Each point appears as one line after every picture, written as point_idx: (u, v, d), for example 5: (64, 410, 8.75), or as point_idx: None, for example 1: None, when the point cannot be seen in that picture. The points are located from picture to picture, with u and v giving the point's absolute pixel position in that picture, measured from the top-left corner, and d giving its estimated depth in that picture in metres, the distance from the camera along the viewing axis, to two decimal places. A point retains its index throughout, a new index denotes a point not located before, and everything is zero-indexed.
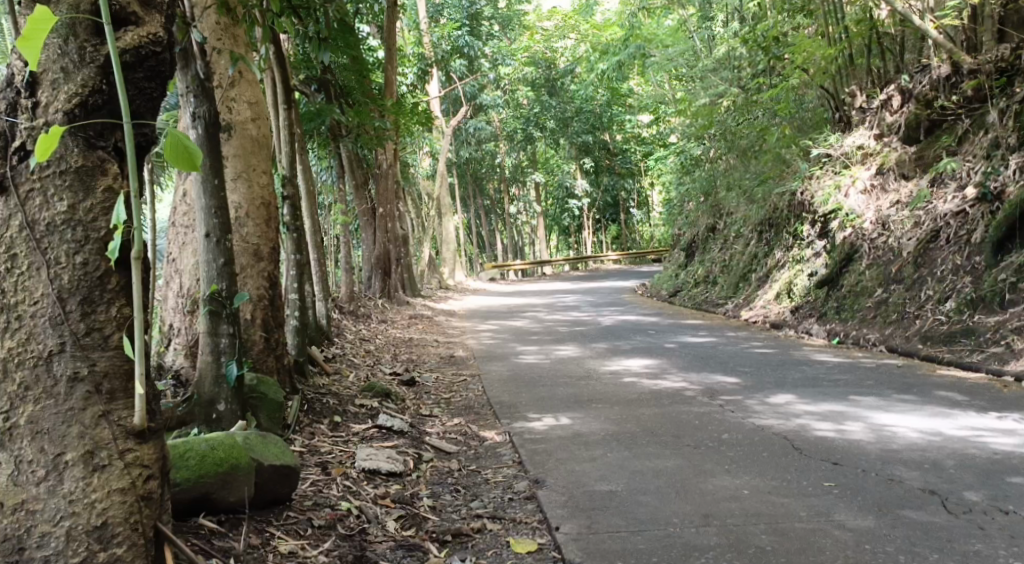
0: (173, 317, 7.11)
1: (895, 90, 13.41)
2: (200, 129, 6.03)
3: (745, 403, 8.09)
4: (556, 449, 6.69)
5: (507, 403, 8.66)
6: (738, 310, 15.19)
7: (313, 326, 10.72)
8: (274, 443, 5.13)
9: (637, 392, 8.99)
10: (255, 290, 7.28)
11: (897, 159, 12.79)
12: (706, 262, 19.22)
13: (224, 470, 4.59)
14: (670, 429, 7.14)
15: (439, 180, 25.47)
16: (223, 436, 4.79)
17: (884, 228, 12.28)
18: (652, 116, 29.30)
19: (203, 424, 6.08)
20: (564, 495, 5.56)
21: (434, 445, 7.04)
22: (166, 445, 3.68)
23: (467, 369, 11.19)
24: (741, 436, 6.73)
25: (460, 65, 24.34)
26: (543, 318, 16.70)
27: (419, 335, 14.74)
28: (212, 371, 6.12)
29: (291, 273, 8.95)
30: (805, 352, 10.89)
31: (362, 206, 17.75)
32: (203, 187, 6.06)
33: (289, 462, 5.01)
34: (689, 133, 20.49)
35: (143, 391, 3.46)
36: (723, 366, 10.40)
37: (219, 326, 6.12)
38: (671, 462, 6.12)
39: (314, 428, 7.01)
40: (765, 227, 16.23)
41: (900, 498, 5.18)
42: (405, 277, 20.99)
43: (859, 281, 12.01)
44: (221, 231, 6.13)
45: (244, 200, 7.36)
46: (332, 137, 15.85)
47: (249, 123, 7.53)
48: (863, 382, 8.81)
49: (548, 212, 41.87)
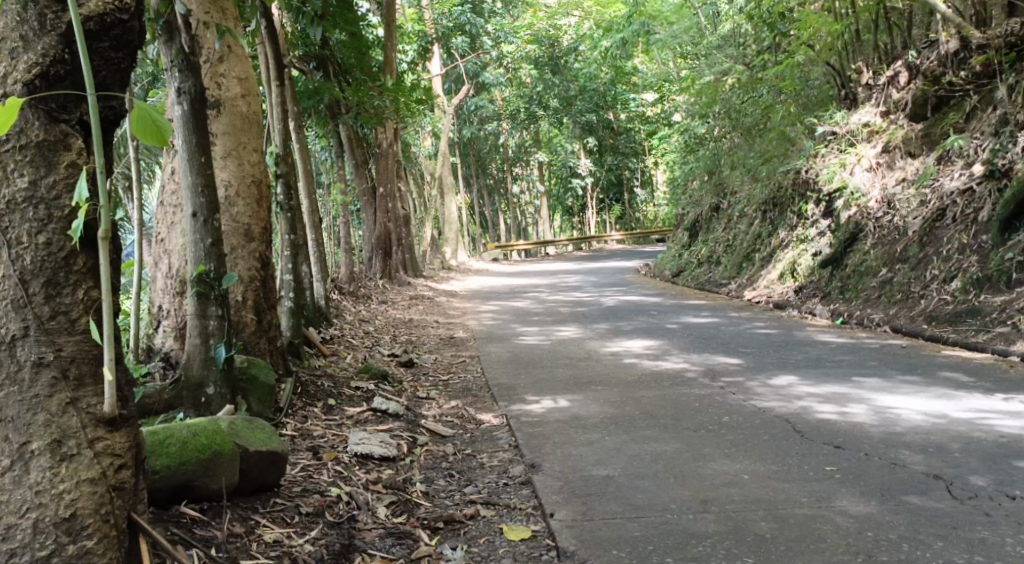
0: (162, 298, 6.97)
1: (902, 66, 13.20)
2: (185, 105, 5.92)
3: (747, 384, 7.97)
4: (553, 433, 6.56)
5: (506, 385, 8.53)
6: (741, 290, 15.04)
7: (310, 307, 10.58)
8: (261, 429, 5.00)
9: (638, 373, 8.86)
10: (247, 271, 7.14)
11: (903, 137, 12.57)
12: (710, 241, 19.05)
13: (206, 457, 4.47)
14: (670, 412, 7.00)
15: (441, 159, 25.26)
16: (208, 422, 4.68)
17: (889, 207, 12.11)
18: (657, 94, 29.03)
19: (191, 407, 5.98)
20: (560, 480, 5.43)
21: (429, 428, 6.91)
22: (141, 432, 3.56)
23: (466, 350, 11.07)
24: (741, 419, 6.60)
25: (463, 42, 24.12)
26: (546, 299, 16.56)
27: (420, 316, 14.61)
28: (200, 354, 6.01)
29: (285, 255, 8.80)
30: (808, 332, 10.74)
31: (363, 185, 17.60)
32: (189, 165, 5.97)
33: (276, 448, 4.89)
34: (693, 112, 20.27)
35: (113, 376, 3.35)
36: (725, 347, 10.26)
37: (207, 307, 6.01)
38: (670, 445, 5.98)
39: (307, 411, 6.89)
40: (769, 206, 16.02)
41: (904, 483, 5.04)
42: (407, 257, 20.86)
43: (863, 261, 11.85)
44: (208, 210, 6.01)
45: (233, 177, 7.21)
46: (330, 116, 15.87)
47: (239, 99, 7.37)
48: (867, 363, 8.66)
49: (552, 191, 41.64)
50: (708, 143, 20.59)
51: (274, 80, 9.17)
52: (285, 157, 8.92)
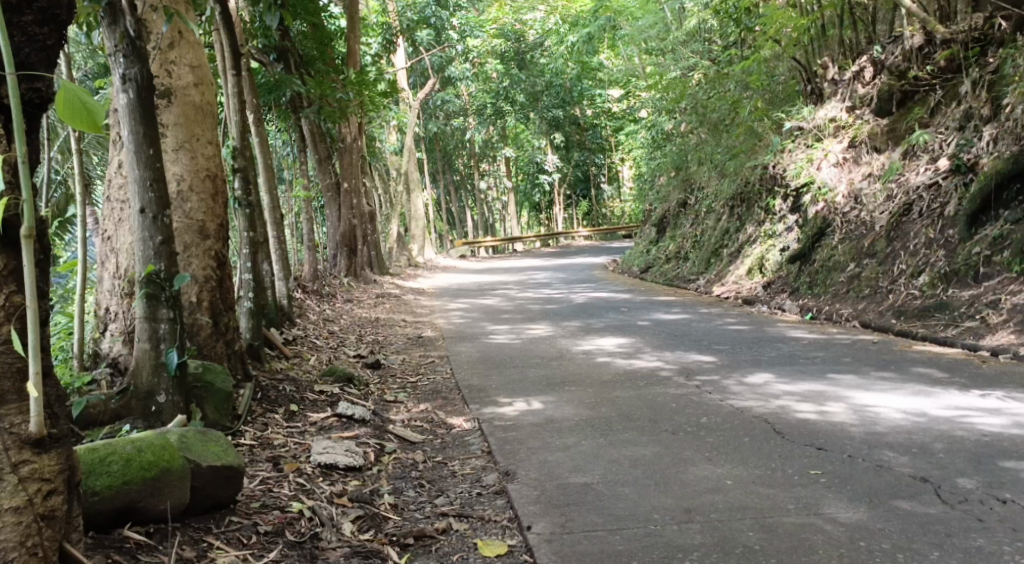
0: (110, 300, 6.66)
1: (867, 62, 13.01)
2: (131, 93, 5.63)
3: (723, 383, 7.73)
4: (526, 437, 6.28)
5: (476, 387, 8.24)
6: (710, 286, 14.86)
7: (272, 307, 10.23)
8: (216, 441, 4.70)
9: (611, 373, 8.60)
10: (201, 270, 6.82)
11: (869, 132, 12.36)
12: (678, 237, 18.83)
13: (152, 475, 4.18)
14: (647, 413, 6.75)
15: (407, 155, 24.86)
16: (156, 438, 4.38)
17: (857, 202, 11.97)
18: (623, 90, 28.81)
19: (141, 417, 5.73)
20: (536, 490, 5.16)
21: (397, 434, 6.61)
22: (76, 453, 3.33)
23: (434, 351, 10.75)
24: (720, 420, 6.36)
25: (427, 36, 23.76)
26: (514, 296, 16.28)
27: (386, 314, 14.28)
28: (150, 360, 5.74)
29: (245, 253, 8.45)
30: (780, 329, 10.56)
31: (326, 181, 17.19)
32: (136, 158, 5.68)
33: (233, 463, 4.58)
34: (660, 107, 20.05)
35: (39, 394, 3.06)
36: (698, 344, 10.05)
37: (157, 310, 5.74)
38: (649, 450, 5.73)
39: (268, 418, 6.57)
40: (737, 202, 15.85)
41: (891, 487, 4.81)
42: (373, 254, 20.47)
43: (832, 256, 11.69)
44: (158, 206, 5.75)
45: (186, 171, 6.88)
46: (292, 109, 15.44)
47: (191, 88, 7.01)
48: (841, 360, 8.47)
49: (519, 187, 41.34)
50: (673, 138, 20.38)
51: (231, 69, 8.82)
52: (242, 150, 8.57)
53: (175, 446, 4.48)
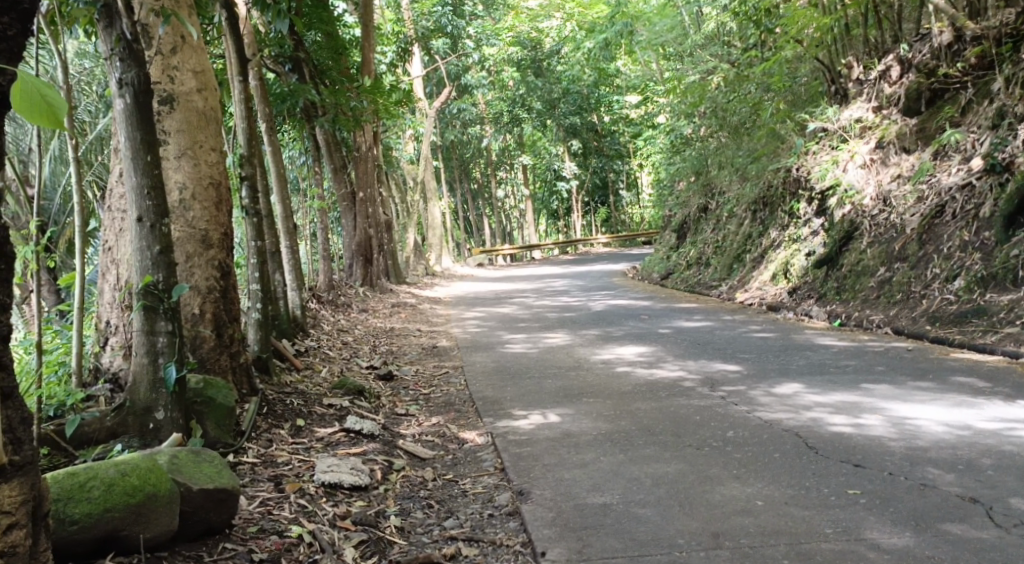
0: (110, 312, 6.40)
1: (893, 60, 12.60)
2: (127, 97, 5.40)
3: (750, 394, 7.39)
4: (542, 453, 5.97)
5: (491, 399, 7.94)
6: (732, 292, 14.50)
7: (284, 317, 10.00)
8: (209, 461, 4.50)
9: (632, 383, 8.27)
10: (204, 281, 6.55)
11: (897, 132, 11.96)
12: (699, 242, 18.45)
13: (137, 501, 4.01)
14: (668, 427, 6.43)
15: (423, 163, 24.58)
16: (143, 459, 4.20)
17: (885, 204, 11.57)
18: (641, 96, 28.49)
19: (138, 435, 5.47)
20: (552, 511, 4.86)
21: (406, 449, 6.32)
22: (40, 480, 3.29)
23: (449, 361, 10.45)
24: (747, 434, 6.03)
25: (443, 44, 23.57)
26: (531, 305, 15.98)
27: (401, 324, 14.00)
28: (148, 375, 5.48)
29: (252, 263, 8.16)
30: (808, 336, 10.20)
31: (341, 190, 16.94)
32: (133, 165, 5.44)
33: (226, 484, 4.37)
34: (679, 111, 19.74)
35: None
36: (722, 353, 9.69)
37: (156, 322, 5.48)
38: (672, 467, 5.41)
39: (272, 434, 6.29)
40: (759, 205, 15.50)
41: (937, 509, 4.46)
42: (389, 264, 20.24)
43: (860, 261, 11.31)
44: (156, 215, 5.49)
45: (188, 179, 6.60)
46: (305, 118, 15.23)
47: (194, 94, 6.73)
48: (874, 368, 8.11)
49: (537, 195, 41.03)
50: (693, 143, 20.02)
51: (238, 74, 8.58)
52: (250, 157, 8.31)
53: (164, 467, 4.29)
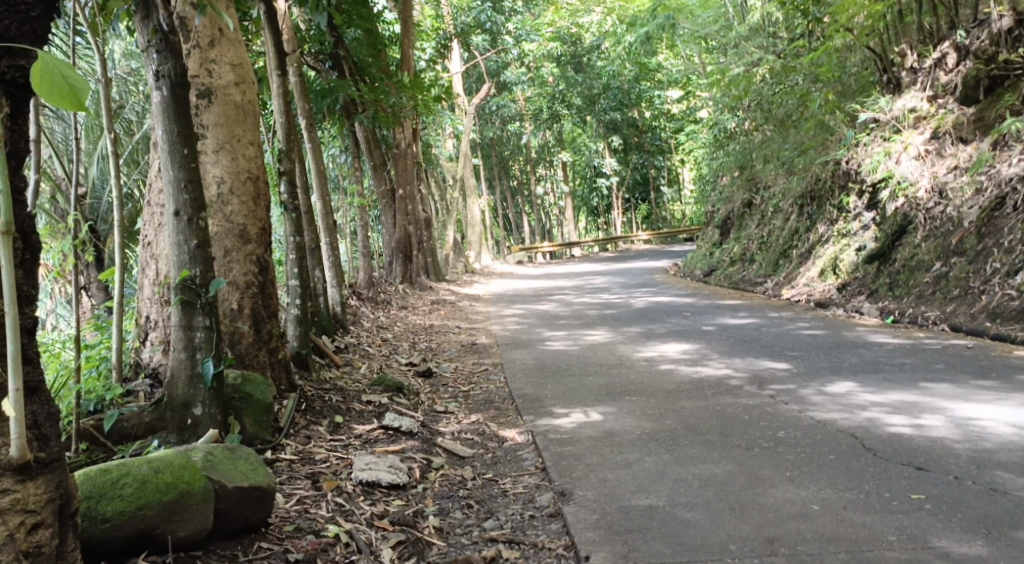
0: (149, 307, 6.30)
1: (949, 48, 12.25)
2: (164, 90, 5.29)
3: (800, 393, 7.16)
4: (584, 452, 5.80)
5: (532, 396, 7.77)
6: (778, 289, 14.22)
7: (324, 313, 9.92)
8: (246, 459, 4.37)
9: (676, 381, 8.07)
10: (243, 276, 6.44)
11: (954, 122, 11.66)
12: (742, 238, 18.14)
13: (169, 499, 3.90)
14: (716, 427, 6.22)
15: (463, 160, 24.46)
16: (176, 456, 4.10)
17: (941, 196, 11.23)
18: (683, 91, 28.18)
19: (176, 432, 5.35)
20: (595, 513, 4.68)
21: (446, 447, 6.17)
22: (66, 478, 3.23)
23: (489, 358, 10.32)
24: (799, 435, 5.80)
25: (482, 40, 23.43)
26: (572, 301, 15.80)
27: (441, 321, 13.89)
28: (186, 371, 5.37)
29: (291, 258, 8.05)
30: (859, 334, 9.92)
31: (381, 187, 16.88)
32: (170, 158, 5.34)
33: (262, 482, 4.24)
34: (723, 104, 19.43)
35: (17, 418, 3.00)
36: (770, 350, 9.45)
37: (193, 317, 5.37)
38: (721, 468, 5.20)
39: (311, 431, 6.17)
40: (806, 200, 15.19)
41: (1009, 515, 4.23)
42: (429, 261, 20.17)
43: (915, 255, 11.04)
44: (193, 208, 5.39)
45: (226, 173, 6.50)
46: (346, 115, 15.18)
47: (232, 87, 6.62)
48: (931, 367, 7.82)
49: (577, 192, 40.76)
50: (738, 138, 19.72)
51: (276, 69, 8.48)
52: (288, 152, 8.20)
53: (199, 465, 4.18)
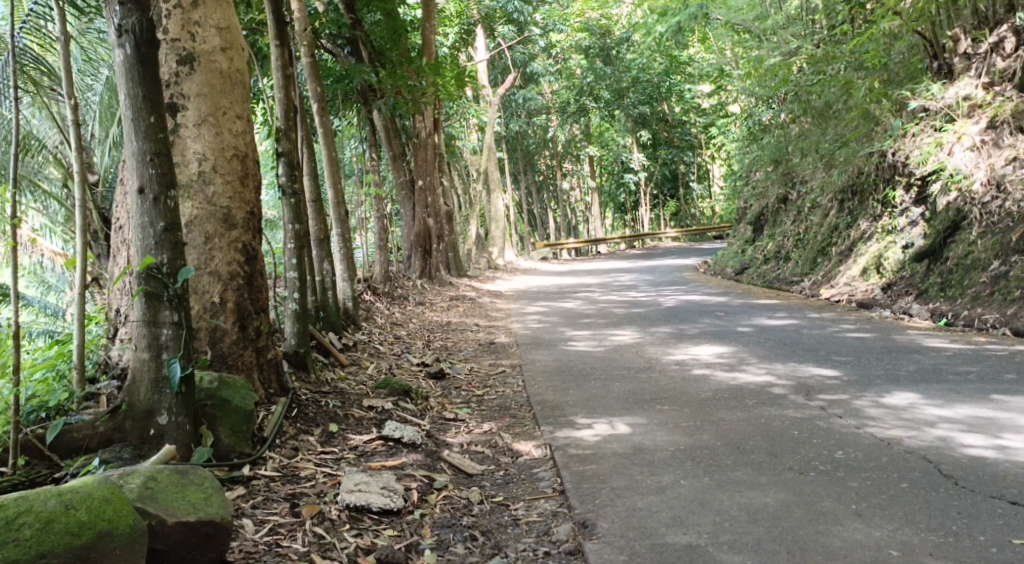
0: (120, 300, 5.54)
1: (1007, 31, 11.29)
2: (128, 47, 4.57)
3: (855, 405, 6.36)
4: (610, 471, 5.04)
5: (552, 403, 6.99)
6: (817, 289, 13.36)
7: (332, 308, 9.20)
8: (195, 484, 3.96)
9: (712, 388, 7.28)
10: (226, 266, 5.70)
11: (1013, 110, 10.63)
12: (776, 236, 17.24)
13: (88, 542, 3.48)
14: (762, 444, 5.43)
15: (487, 153, 23.61)
16: (99, 487, 3.65)
17: (999, 190, 10.32)
18: (715, 85, 27.25)
19: (136, 445, 4.65)
20: (625, 553, 3.99)
21: (452, 463, 5.40)
22: None
23: (508, 359, 9.58)
24: (861, 458, 5.06)
25: (509, 29, 22.59)
26: (598, 299, 15.01)
27: (459, 318, 13.16)
28: (150, 374, 4.66)
29: (289, 248, 7.28)
30: (912, 337, 9.11)
31: (400, 178, 16.10)
32: (134, 128, 4.62)
33: (213, 514, 3.85)
34: (759, 95, 18.48)
35: None
36: (815, 354, 8.65)
37: (159, 313, 4.64)
38: (773, 497, 4.45)
39: (299, 441, 5.41)
40: (848, 194, 14.34)
41: None
42: (449, 256, 19.41)
43: (969, 253, 10.24)
44: (159, 185, 4.64)
45: (209, 150, 5.74)
46: (363, 101, 14.36)
47: (218, 53, 5.84)
48: (1002, 377, 7.01)
49: (604, 187, 39.82)
50: (774, 130, 18.75)
51: (275, 39, 7.69)
52: (288, 130, 7.40)
53: (134, 495, 3.76)
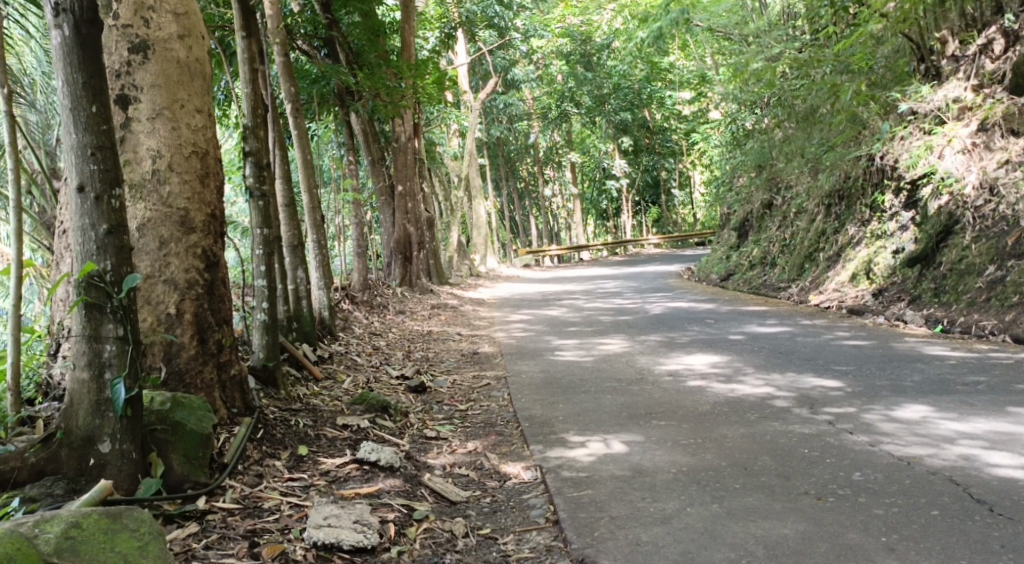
0: (61, 312, 5.02)
1: (996, 32, 10.94)
2: (65, 28, 4.06)
3: (864, 419, 5.92)
4: (608, 497, 4.59)
5: (539, 418, 6.50)
6: (805, 295, 12.96)
7: (306, 318, 8.67)
8: (124, 531, 3.63)
9: (709, 401, 6.83)
10: (183, 273, 5.20)
11: (1004, 112, 10.23)
12: (762, 241, 16.85)
13: None
14: (772, 464, 4.97)
15: (468, 158, 23.11)
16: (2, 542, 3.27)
17: (992, 193, 9.91)
18: (695, 92, 26.91)
19: (71, 477, 4.15)
20: None
21: (433, 489, 4.92)
22: None
23: (491, 370, 9.10)
24: (883, 480, 4.61)
25: (489, 34, 22.15)
26: (581, 306, 14.55)
27: (440, 327, 12.65)
28: (89, 396, 4.16)
29: (258, 254, 6.73)
30: (911, 345, 8.69)
31: (379, 184, 15.60)
32: (73, 118, 4.12)
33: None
34: (743, 99, 18.11)
35: None
36: (813, 363, 8.21)
37: (102, 326, 4.14)
38: (792, 528, 4.06)
39: (265, 467, 4.90)
40: (835, 199, 13.96)
41: None
42: (429, 262, 18.91)
43: (963, 258, 9.85)
44: (101, 183, 4.15)
45: (164, 146, 5.25)
46: (339, 104, 13.83)
47: (174, 41, 5.34)
48: (1013, 387, 6.60)
49: (585, 194, 39.41)
50: (757, 134, 18.37)
51: (241, 30, 7.15)
52: (255, 128, 6.89)
53: (50, 547, 3.43)
